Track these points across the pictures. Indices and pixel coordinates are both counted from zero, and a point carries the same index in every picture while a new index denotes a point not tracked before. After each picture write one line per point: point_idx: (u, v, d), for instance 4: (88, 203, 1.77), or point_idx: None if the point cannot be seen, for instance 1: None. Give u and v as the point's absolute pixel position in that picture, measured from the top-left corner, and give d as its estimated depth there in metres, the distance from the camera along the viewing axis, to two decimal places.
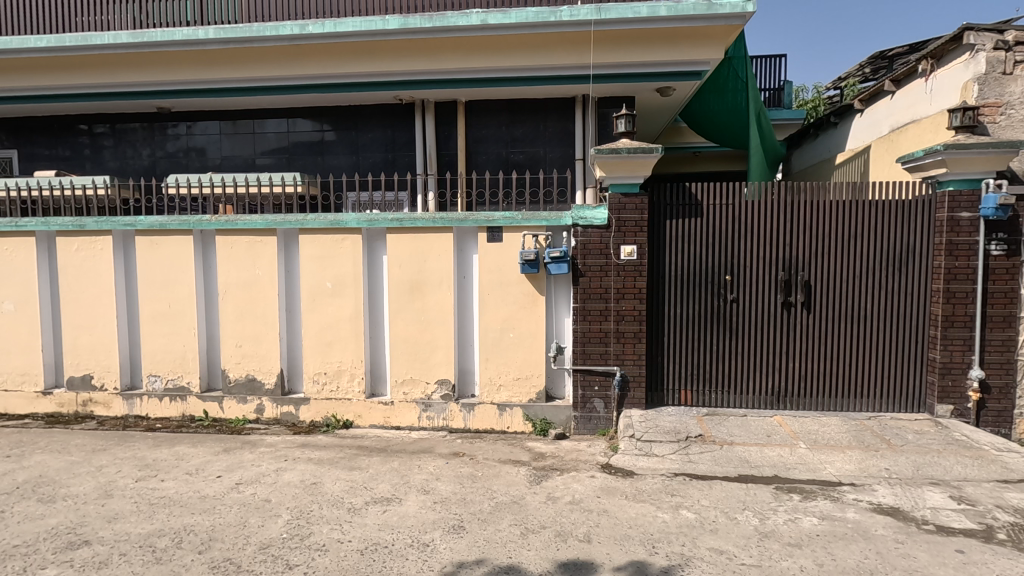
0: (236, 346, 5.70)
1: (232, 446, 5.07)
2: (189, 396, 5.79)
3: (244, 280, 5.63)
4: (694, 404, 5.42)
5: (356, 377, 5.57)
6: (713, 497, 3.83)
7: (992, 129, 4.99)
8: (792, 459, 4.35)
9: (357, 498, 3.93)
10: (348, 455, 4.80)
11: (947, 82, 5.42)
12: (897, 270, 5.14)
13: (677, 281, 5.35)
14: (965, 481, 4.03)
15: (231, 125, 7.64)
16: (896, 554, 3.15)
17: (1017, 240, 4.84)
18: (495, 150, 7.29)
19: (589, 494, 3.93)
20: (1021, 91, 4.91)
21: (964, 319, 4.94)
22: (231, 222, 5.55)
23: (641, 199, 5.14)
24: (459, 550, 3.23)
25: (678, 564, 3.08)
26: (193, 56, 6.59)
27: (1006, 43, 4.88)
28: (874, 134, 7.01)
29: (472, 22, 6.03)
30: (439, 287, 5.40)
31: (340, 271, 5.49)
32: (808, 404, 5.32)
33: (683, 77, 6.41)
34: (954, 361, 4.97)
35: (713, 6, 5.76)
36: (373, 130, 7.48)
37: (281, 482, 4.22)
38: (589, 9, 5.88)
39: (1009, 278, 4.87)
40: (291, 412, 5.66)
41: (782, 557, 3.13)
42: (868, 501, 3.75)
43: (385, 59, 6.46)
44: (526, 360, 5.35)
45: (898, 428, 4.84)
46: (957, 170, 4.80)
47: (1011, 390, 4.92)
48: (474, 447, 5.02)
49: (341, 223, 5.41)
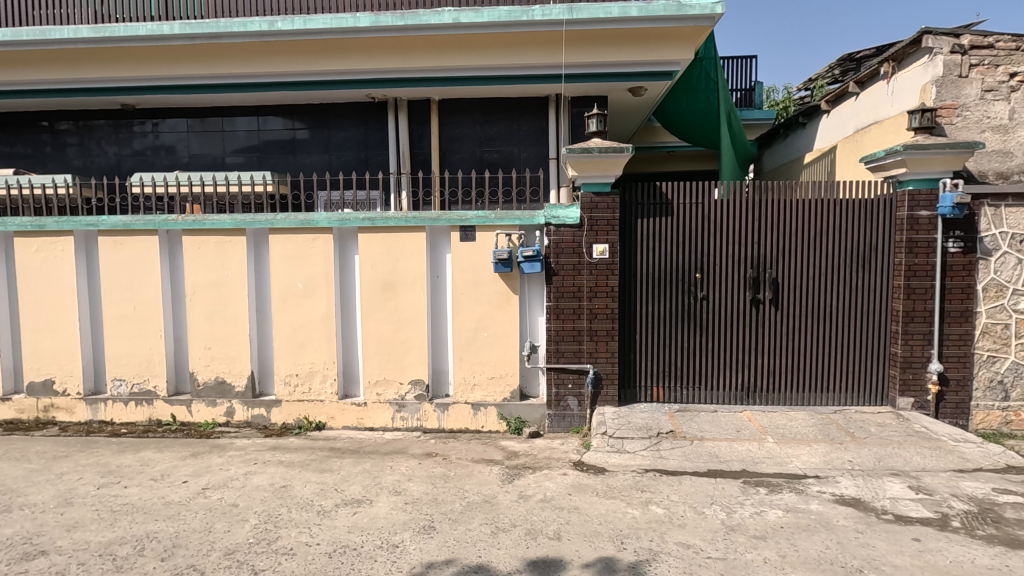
0: (205, 348, 5.58)
1: (201, 450, 4.98)
2: (156, 400, 5.66)
3: (212, 281, 5.52)
4: (666, 401, 5.48)
5: (328, 378, 5.51)
6: (682, 492, 3.89)
7: (949, 130, 5.14)
8: (760, 454, 4.44)
9: (327, 500, 3.89)
10: (319, 457, 4.76)
11: (907, 83, 5.58)
12: (859, 267, 5.27)
13: (648, 280, 5.41)
14: (924, 472, 4.16)
15: (199, 123, 7.50)
16: (856, 543, 3.23)
17: (973, 238, 5.01)
18: (469, 148, 7.28)
19: (560, 492, 3.95)
20: (976, 93, 5.08)
21: (923, 315, 5.09)
22: (197, 222, 5.43)
23: (612, 198, 5.18)
24: (428, 551, 3.23)
25: (645, 560, 3.11)
26: (157, 52, 6.43)
27: (961, 47, 5.06)
28: (840, 134, 7.17)
29: (443, 21, 5.99)
30: (413, 287, 5.37)
31: (311, 271, 5.43)
32: (776, 399, 5.42)
33: (654, 77, 6.46)
34: (914, 355, 5.12)
35: (683, 7, 5.82)
36: (346, 128, 7.39)
37: (250, 485, 4.15)
38: (560, 9, 5.91)
39: (965, 274, 5.04)
40: (262, 414, 5.59)
41: (747, 549, 3.18)
42: (831, 492, 3.86)
43: (356, 57, 6.41)
44: (500, 360, 5.36)
45: (861, 421, 4.97)
46: (917, 170, 4.96)
47: (967, 383, 5.09)
48: (447, 447, 5.01)
49: (311, 222, 5.33)
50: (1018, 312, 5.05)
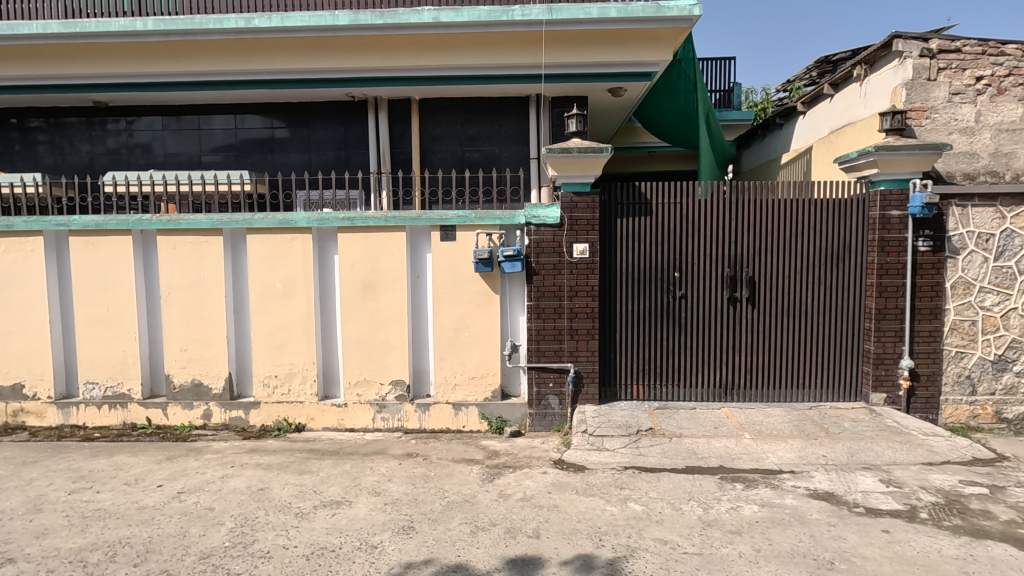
0: (181, 350, 5.50)
1: (176, 454, 4.90)
2: (130, 404, 5.56)
3: (188, 281, 5.44)
4: (645, 399, 5.53)
5: (308, 379, 5.46)
6: (661, 489, 3.93)
7: (919, 132, 5.27)
8: (737, 450, 4.50)
9: (304, 502, 3.86)
10: (299, 459, 4.71)
11: (879, 86, 5.70)
12: (834, 265, 5.37)
13: (628, 279, 5.45)
14: (894, 465, 4.26)
15: (174, 120, 7.36)
16: (828, 536, 3.30)
17: (942, 237, 5.14)
18: (451, 148, 7.27)
19: (540, 490, 3.97)
20: (943, 96, 5.22)
21: (894, 312, 5.22)
22: (172, 222, 5.34)
23: (592, 198, 5.22)
24: (407, 551, 3.22)
25: (623, 556, 3.14)
26: (130, 48, 6.30)
27: (930, 51, 5.19)
28: (815, 135, 7.30)
29: (422, 20, 5.97)
30: (393, 287, 5.35)
31: (290, 271, 5.37)
32: (753, 396, 5.50)
33: (634, 77, 6.51)
34: (887, 352, 5.24)
35: (662, 9, 5.87)
36: (325, 127, 7.32)
37: (226, 489, 4.10)
38: (540, 9, 5.93)
39: (935, 272, 5.17)
40: (240, 417, 5.52)
41: (723, 544, 3.23)
42: (805, 487, 3.93)
43: (336, 55, 6.35)
44: (481, 359, 5.37)
45: (836, 417, 5.07)
46: (888, 170, 5.08)
47: (937, 378, 5.23)
48: (428, 447, 5.00)
49: (290, 222, 5.28)
50: (985, 309, 5.20)
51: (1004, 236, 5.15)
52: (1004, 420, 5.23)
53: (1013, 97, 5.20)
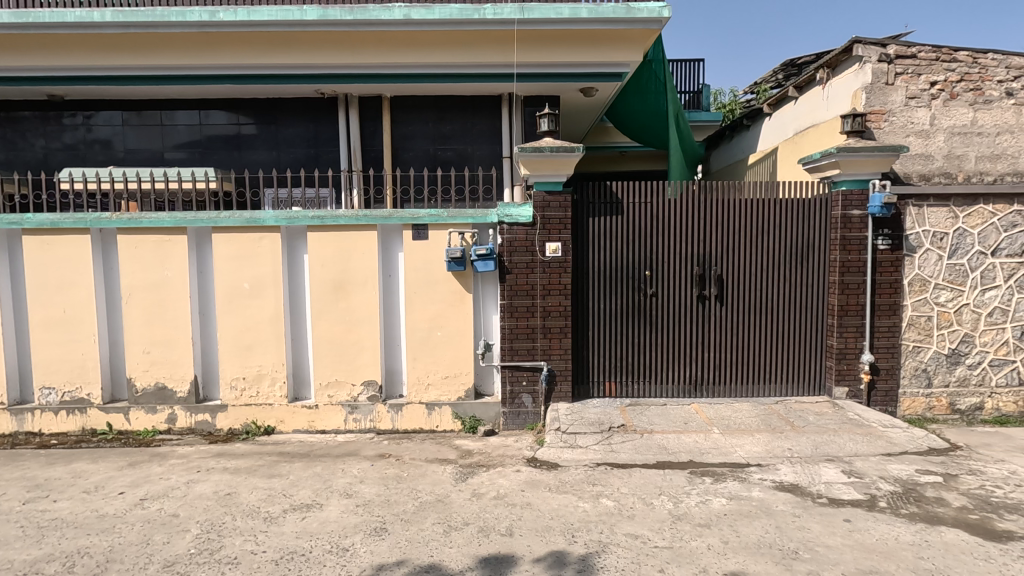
0: (144, 352, 5.33)
1: (139, 459, 4.75)
2: (89, 409, 5.36)
3: (151, 282, 5.27)
4: (618, 396, 5.59)
5: (277, 381, 5.36)
6: (632, 484, 3.99)
7: (878, 134, 5.45)
8: (706, 444, 4.59)
9: (273, 506, 3.79)
10: (268, 462, 4.62)
11: (840, 89, 5.88)
12: (799, 263, 5.52)
13: (600, 277, 5.50)
14: (855, 456, 4.41)
15: (136, 116, 7.13)
16: (793, 527, 3.40)
17: (900, 235, 5.33)
18: (423, 146, 7.21)
19: (513, 488, 3.98)
20: (901, 100, 5.41)
21: (856, 308, 5.39)
22: (133, 220, 5.17)
23: (564, 196, 5.24)
24: (379, 553, 3.19)
25: (595, 551, 3.17)
26: (88, 40, 6.08)
27: (888, 56, 5.38)
28: (780, 136, 7.49)
29: (394, 17, 5.91)
30: (365, 286, 5.28)
31: (258, 271, 5.26)
32: (722, 391, 5.62)
33: (605, 77, 6.56)
34: (848, 347, 5.41)
35: (632, 10, 5.94)
36: (295, 124, 7.19)
37: (192, 494, 3.99)
38: (512, 8, 5.94)
39: (893, 270, 5.36)
40: (206, 420, 5.38)
41: (692, 537, 3.30)
42: (771, 480, 4.03)
43: (305, 51, 6.25)
44: (454, 359, 5.35)
45: (801, 411, 5.22)
46: (849, 170, 5.24)
47: (896, 372, 5.43)
48: (401, 448, 4.96)
49: (258, 221, 5.17)
50: (939, 305, 5.41)
51: (957, 234, 5.36)
52: (958, 411, 5.46)
53: (964, 102, 5.42)
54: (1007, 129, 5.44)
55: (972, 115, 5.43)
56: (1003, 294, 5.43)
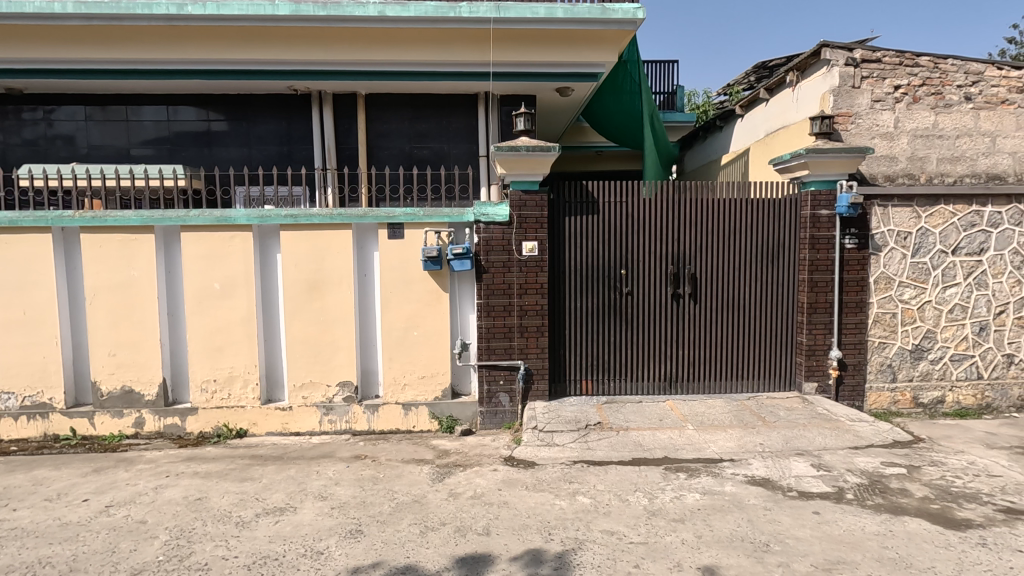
0: (109, 355, 5.18)
1: (105, 465, 4.61)
2: (52, 414, 5.19)
3: (117, 282, 5.12)
4: (594, 394, 5.64)
5: (250, 383, 5.26)
6: (608, 481, 4.02)
7: (845, 136, 5.60)
8: (680, 440, 4.66)
9: (246, 511, 3.71)
10: (240, 466, 4.53)
11: (809, 91, 6.02)
12: (770, 262, 5.63)
13: (576, 276, 5.53)
14: (824, 450, 4.52)
15: (99, 111, 6.91)
16: (764, 520, 3.47)
17: (866, 235, 5.48)
18: (398, 144, 7.15)
19: (490, 488, 3.98)
20: (866, 103, 5.57)
21: (824, 306, 5.53)
22: (98, 219, 5.01)
23: (541, 196, 5.26)
24: (355, 555, 3.15)
25: (571, 549, 3.19)
26: (48, 32, 5.87)
27: (854, 60, 5.54)
28: (752, 137, 7.64)
29: (368, 13, 5.85)
30: (339, 286, 5.22)
31: (229, 271, 5.15)
32: (696, 388, 5.70)
33: (581, 77, 6.59)
34: (817, 343, 5.55)
35: (607, 11, 5.99)
36: (267, 121, 7.05)
37: (161, 500, 3.89)
38: (488, 7, 5.93)
39: (860, 268, 5.51)
40: (175, 424, 5.25)
41: (667, 532, 3.34)
42: (743, 474, 4.11)
43: (277, 47, 6.13)
44: (431, 359, 5.32)
45: (772, 406, 5.33)
46: (818, 171, 5.37)
47: (862, 367, 5.58)
48: (377, 449, 4.92)
49: (228, 219, 5.06)
50: (903, 302, 5.58)
51: (920, 234, 5.54)
52: (921, 404, 5.65)
53: (926, 105, 5.61)
54: (965, 133, 5.64)
55: (933, 118, 5.62)
56: (963, 291, 5.63)
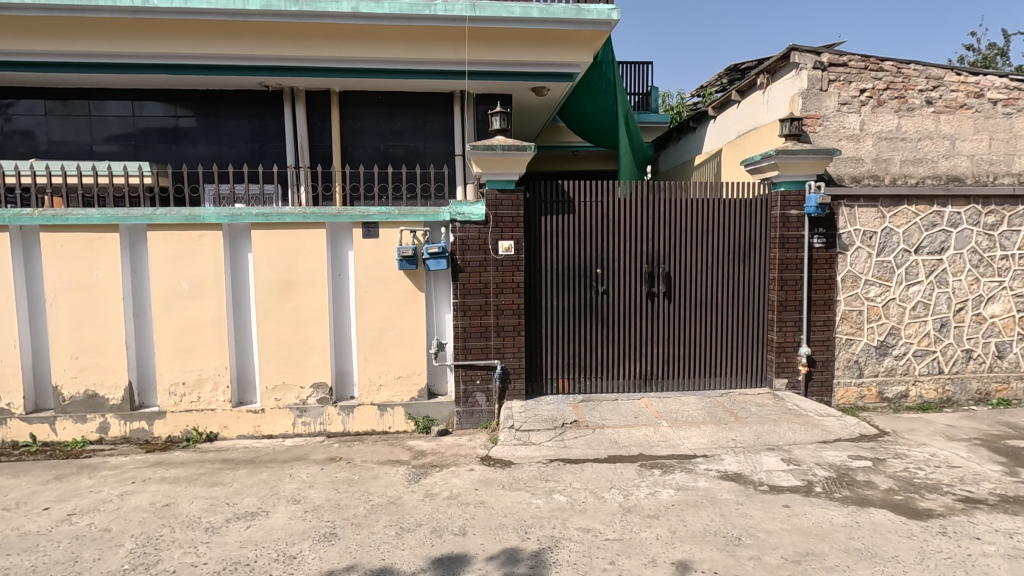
0: (72, 358, 5.01)
1: (67, 472, 4.46)
2: (10, 420, 4.99)
3: (79, 282, 4.95)
4: (570, 392, 5.67)
5: (220, 386, 5.14)
6: (584, 479, 4.05)
7: (813, 138, 5.74)
8: (655, 437, 4.71)
9: (216, 516, 3.63)
10: (210, 470, 4.43)
11: (779, 94, 6.15)
12: (741, 261, 5.74)
13: (552, 275, 5.55)
14: (794, 445, 4.62)
15: (60, 105, 6.67)
16: (737, 514, 3.53)
17: (833, 234, 5.63)
18: (373, 143, 7.08)
19: (467, 488, 3.97)
20: (833, 106, 5.71)
21: (794, 304, 5.66)
22: (59, 217, 4.84)
23: (517, 195, 5.26)
24: (328, 559, 3.11)
25: (547, 547, 3.20)
26: (4, 22, 5.65)
27: (821, 64, 5.68)
28: (724, 138, 7.77)
29: (341, 9, 5.80)
30: (313, 286, 5.14)
31: (198, 271, 5.03)
32: (670, 385, 5.78)
33: (556, 77, 6.61)
34: (787, 340, 5.68)
35: (582, 11, 6.02)
36: (237, 117, 6.90)
37: (126, 507, 3.78)
38: (463, 5, 5.92)
39: (828, 267, 5.66)
40: (142, 428, 5.11)
41: (642, 528, 3.38)
42: (717, 470, 4.18)
43: (247, 42, 6.01)
44: (407, 359, 5.28)
45: (744, 403, 5.43)
46: (787, 172, 5.49)
47: (831, 363, 5.73)
48: (352, 450, 4.86)
49: (197, 218, 4.93)
50: (869, 300, 5.75)
51: (884, 234, 5.71)
52: (886, 399, 5.82)
53: (890, 109, 5.78)
54: (927, 135, 5.83)
55: (897, 121, 5.79)
56: (925, 289, 5.82)
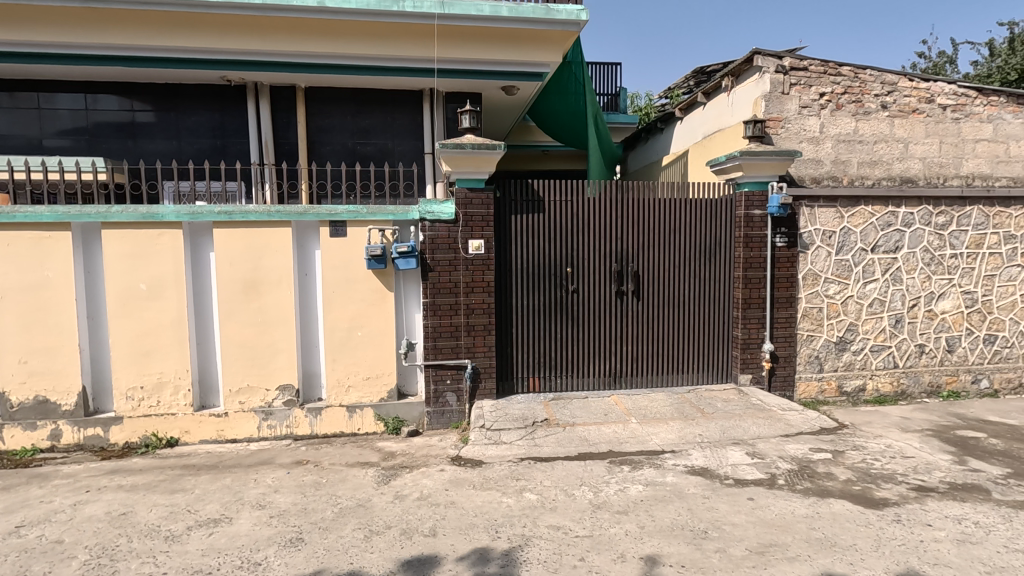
0: (20, 363, 4.78)
1: (15, 482, 4.25)
2: None
3: (28, 283, 4.72)
4: (541, 390, 5.69)
5: (181, 390, 4.98)
6: (555, 476, 4.07)
7: (775, 140, 5.89)
8: (624, 434, 4.77)
9: (176, 524, 3.51)
10: (170, 477, 4.28)
11: (743, 96, 6.30)
12: (707, 259, 5.85)
13: (523, 274, 5.56)
14: (758, 439, 4.74)
15: (7, 97, 6.35)
16: (703, 508, 3.60)
17: (795, 234, 5.80)
18: (341, 140, 6.96)
19: (437, 488, 3.94)
20: (795, 109, 5.88)
21: (758, 301, 5.80)
22: (5, 214, 4.60)
23: (487, 194, 5.24)
24: (295, 564, 3.04)
25: (517, 545, 3.20)
26: None
27: (783, 68, 5.84)
28: (691, 139, 7.90)
29: (306, 3, 5.67)
30: (278, 286, 5.02)
31: (157, 271, 4.86)
32: (639, 382, 5.85)
33: (526, 76, 6.62)
34: (751, 337, 5.82)
35: (551, 11, 6.04)
36: (197, 112, 6.69)
37: (80, 517, 3.62)
38: (432, 2, 5.87)
39: (789, 266, 5.82)
40: (97, 435, 4.91)
41: (611, 524, 3.41)
42: (684, 464, 4.26)
43: (208, 35, 5.83)
44: (377, 359, 5.21)
45: (710, 398, 5.54)
46: (751, 173, 5.62)
47: (793, 359, 5.90)
48: (320, 453, 4.77)
49: (156, 216, 4.76)
50: (829, 297, 5.94)
51: (843, 233, 5.90)
52: (845, 393, 6.02)
53: (848, 112, 5.98)
54: (882, 138, 6.06)
55: (854, 124, 6.00)
56: (881, 286, 6.04)
